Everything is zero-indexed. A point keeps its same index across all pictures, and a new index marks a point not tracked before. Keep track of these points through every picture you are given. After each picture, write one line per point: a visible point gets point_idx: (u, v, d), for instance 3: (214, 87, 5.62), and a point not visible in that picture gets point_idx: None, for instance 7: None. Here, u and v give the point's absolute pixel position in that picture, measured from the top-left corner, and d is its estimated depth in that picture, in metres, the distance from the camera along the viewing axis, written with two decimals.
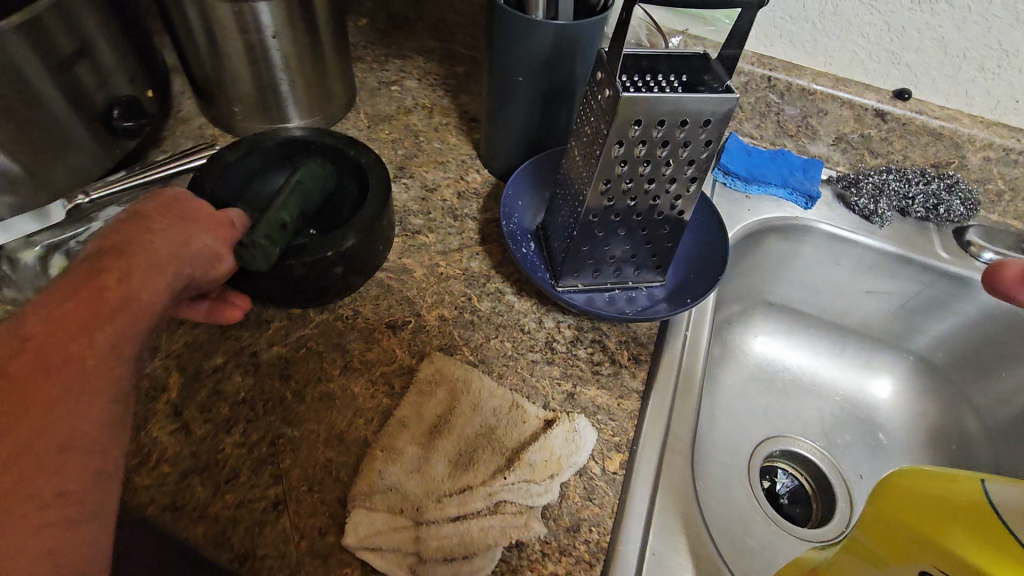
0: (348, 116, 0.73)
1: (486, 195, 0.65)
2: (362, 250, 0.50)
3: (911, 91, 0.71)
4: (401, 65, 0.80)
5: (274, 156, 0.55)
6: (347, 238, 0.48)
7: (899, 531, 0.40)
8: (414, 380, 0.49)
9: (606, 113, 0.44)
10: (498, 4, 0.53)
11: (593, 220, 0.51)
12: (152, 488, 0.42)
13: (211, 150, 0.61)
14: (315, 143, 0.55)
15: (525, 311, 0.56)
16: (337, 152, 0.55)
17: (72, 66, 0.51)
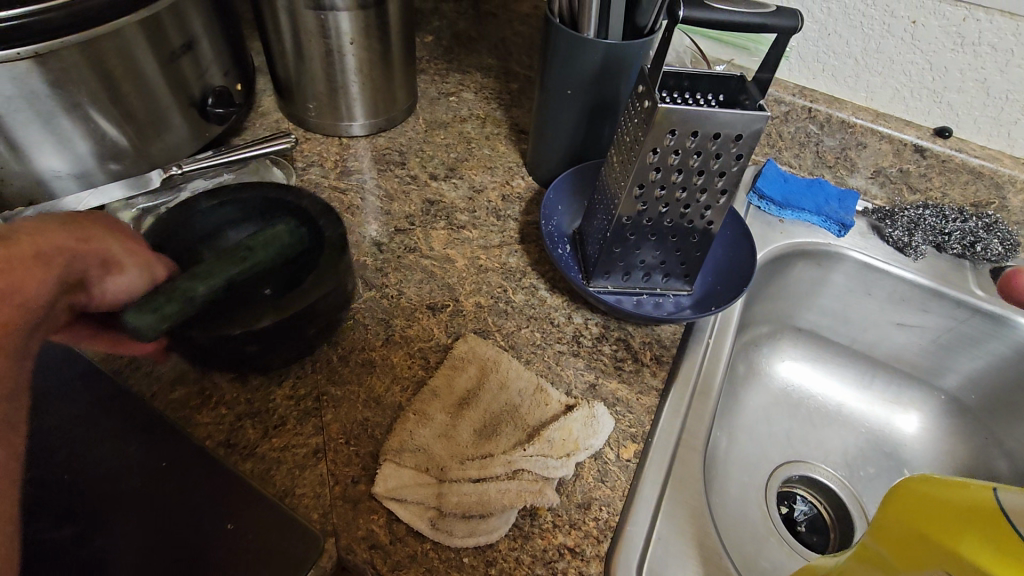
0: (408, 120, 0.79)
1: (529, 199, 0.70)
2: (281, 332, 0.46)
3: (951, 129, 0.72)
4: (461, 79, 0.86)
5: (253, 208, 0.54)
6: (263, 318, 0.45)
7: (911, 538, 0.36)
8: (448, 356, 0.53)
9: (644, 122, 0.48)
10: (554, 22, 0.58)
11: (626, 224, 0.55)
12: (210, 425, 0.47)
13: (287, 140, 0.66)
14: (294, 206, 0.53)
15: (556, 306, 0.60)
16: (308, 216, 0.53)
17: (178, 58, 0.59)
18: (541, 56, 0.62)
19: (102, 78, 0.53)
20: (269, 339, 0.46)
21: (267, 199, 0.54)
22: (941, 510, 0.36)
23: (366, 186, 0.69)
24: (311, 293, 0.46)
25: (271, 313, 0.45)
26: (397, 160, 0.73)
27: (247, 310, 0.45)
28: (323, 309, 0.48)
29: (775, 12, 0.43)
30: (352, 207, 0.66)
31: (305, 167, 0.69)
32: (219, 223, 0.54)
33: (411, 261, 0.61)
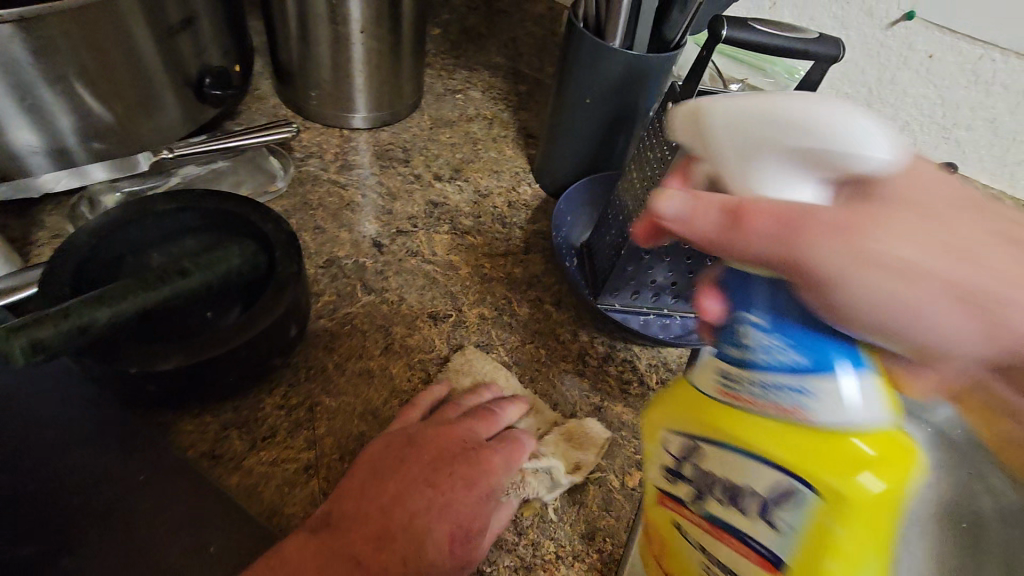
0: (413, 115, 0.76)
1: (536, 208, 0.68)
2: (196, 377, 0.40)
3: (957, 165, 0.72)
4: (468, 76, 0.83)
5: (214, 221, 0.48)
6: (169, 361, 0.38)
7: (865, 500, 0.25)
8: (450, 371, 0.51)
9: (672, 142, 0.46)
10: (577, 28, 0.56)
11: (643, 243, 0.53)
12: (193, 433, 0.43)
13: (287, 129, 0.63)
14: (255, 227, 0.46)
15: (562, 322, 0.58)
16: (266, 245, 0.46)
17: (175, 35, 0.55)
18: (561, 63, 0.60)
19: (91, 50, 0.49)
20: (171, 383, 0.39)
21: (224, 214, 0.47)
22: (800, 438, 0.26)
23: (368, 182, 0.65)
24: (235, 340, 0.40)
25: (182, 354, 0.39)
26: (400, 157, 0.69)
27: (148, 346, 0.39)
28: (250, 356, 0.42)
29: (815, 40, 0.41)
30: (351, 204, 0.63)
31: (303, 157, 0.66)
32: (175, 228, 0.47)
33: (413, 265, 0.58)
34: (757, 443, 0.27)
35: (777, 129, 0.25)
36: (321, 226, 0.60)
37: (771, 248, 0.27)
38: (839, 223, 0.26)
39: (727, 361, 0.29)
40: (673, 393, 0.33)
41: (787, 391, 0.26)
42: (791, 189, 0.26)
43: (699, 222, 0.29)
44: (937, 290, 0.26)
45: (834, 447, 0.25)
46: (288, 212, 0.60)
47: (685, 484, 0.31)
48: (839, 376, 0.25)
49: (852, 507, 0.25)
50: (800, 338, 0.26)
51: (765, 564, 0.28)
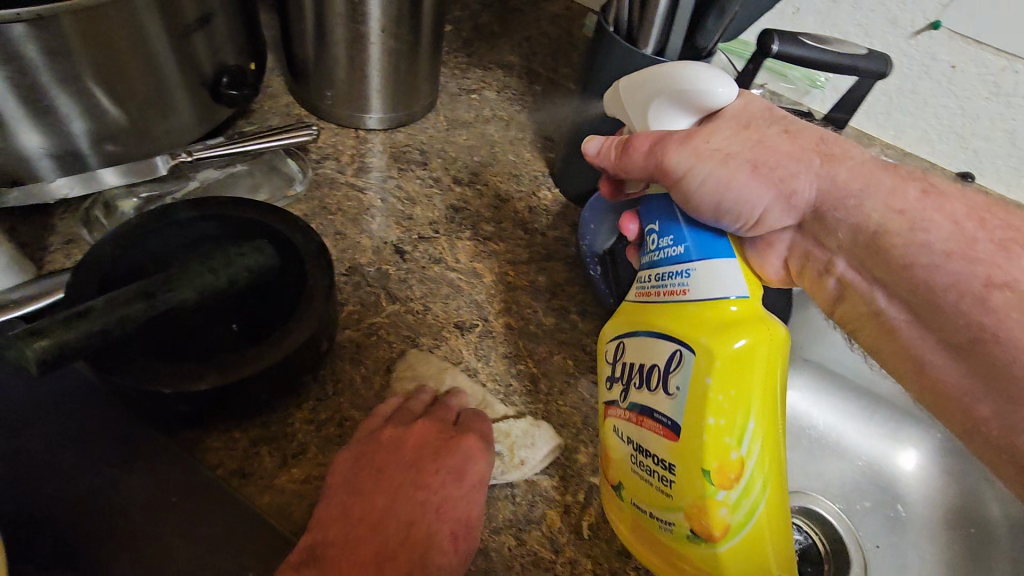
0: (429, 116, 0.74)
1: (557, 214, 0.67)
2: (230, 395, 0.39)
3: (974, 175, 0.72)
4: (483, 75, 0.81)
5: (238, 230, 0.46)
6: (202, 380, 0.37)
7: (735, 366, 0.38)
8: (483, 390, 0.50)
9: None
10: (608, 33, 0.55)
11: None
12: (222, 451, 0.42)
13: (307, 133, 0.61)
14: (282, 237, 0.45)
15: (588, 332, 0.57)
16: (294, 256, 0.44)
17: (192, 34, 0.52)
18: (588, 68, 0.59)
19: (106, 50, 0.46)
20: (203, 403, 0.38)
21: (250, 223, 0.45)
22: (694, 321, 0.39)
23: (386, 185, 0.64)
24: (268, 356, 0.39)
25: (215, 372, 0.38)
26: (418, 160, 0.68)
27: (180, 364, 0.37)
28: (283, 373, 0.41)
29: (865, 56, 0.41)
30: (371, 208, 0.61)
31: (319, 159, 0.64)
32: (199, 237, 0.46)
33: (436, 273, 0.57)
34: (662, 325, 0.40)
35: (659, 80, 0.42)
36: (342, 232, 0.58)
37: (643, 160, 0.43)
38: (683, 137, 0.41)
39: (644, 265, 0.44)
40: (620, 313, 0.45)
41: (676, 276, 0.41)
42: (674, 119, 0.43)
43: (607, 156, 0.46)
44: (738, 169, 0.41)
45: (712, 321, 0.39)
46: (307, 217, 0.58)
47: (620, 384, 0.43)
48: (710, 263, 0.40)
49: (718, 361, 0.38)
50: (685, 234, 0.41)
51: (668, 434, 0.39)
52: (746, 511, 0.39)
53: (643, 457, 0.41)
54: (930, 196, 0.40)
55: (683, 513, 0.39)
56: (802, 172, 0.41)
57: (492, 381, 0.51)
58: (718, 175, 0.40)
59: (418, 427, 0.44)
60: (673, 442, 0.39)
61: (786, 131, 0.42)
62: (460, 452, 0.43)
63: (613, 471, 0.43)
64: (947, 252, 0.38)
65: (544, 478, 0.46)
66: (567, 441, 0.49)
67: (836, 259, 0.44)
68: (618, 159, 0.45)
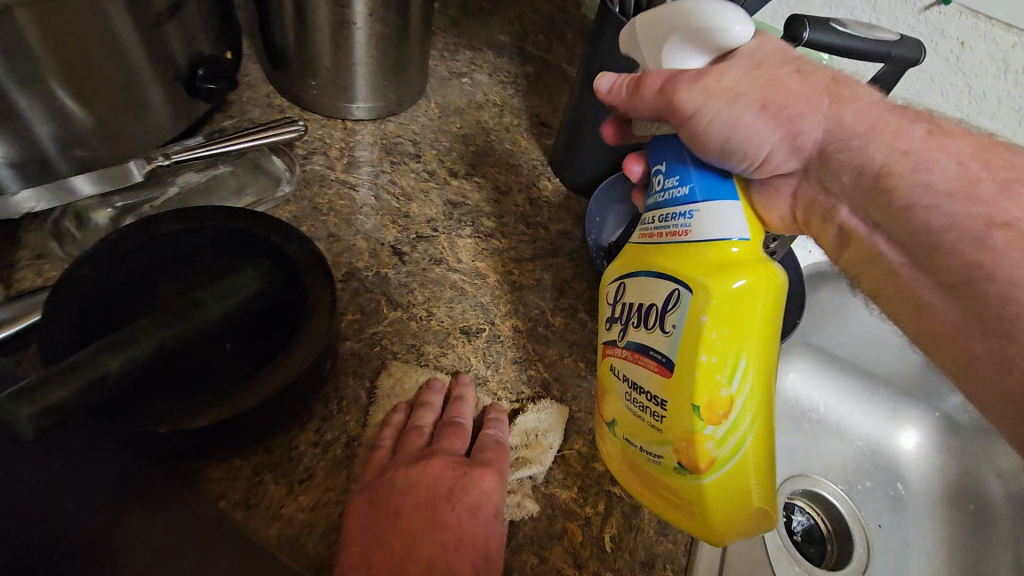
0: (419, 103, 0.70)
1: (559, 206, 0.64)
2: (234, 429, 0.36)
3: None
4: (473, 57, 0.77)
5: (229, 244, 0.43)
6: (200, 417, 0.35)
7: (735, 302, 0.35)
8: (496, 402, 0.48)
9: None
10: (614, 16, 0.51)
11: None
12: (224, 482, 0.39)
13: (294, 129, 0.57)
14: (277, 250, 0.42)
15: (597, 332, 0.55)
16: (292, 268, 0.41)
17: (163, 23, 0.48)
18: (592, 53, 0.55)
19: (70, 45, 0.42)
20: (203, 440, 0.36)
21: (241, 234, 0.42)
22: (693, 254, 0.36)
23: (379, 181, 0.60)
24: (269, 386, 0.36)
25: (214, 408, 0.35)
26: (410, 152, 0.64)
27: (175, 400, 0.35)
28: (288, 401, 0.38)
29: (889, 46, 0.40)
30: (365, 207, 0.58)
31: (306, 154, 0.60)
32: (185, 251, 0.42)
33: (439, 276, 0.54)
34: (660, 262, 0.37)
35: (668, 10, 0.35)
36: (335, 234, 0.55)
37: (652, 100, 0.37)
38: (696, 72, 0.36)
39: (649, 209, 0.40)
40: (622, 255, 0.42)
41: (679, 217, 0.37)
42: (687, 58, 0.36)
43: (612, 95, 0.40)
44: (746, 104, 0.36)
45: (710, 257, 0.35)
46: (298, 218, 0.55)
47: (618, 323, 0.40)
48: (715, 203, 0.36)
49: (714, 300, 0.34)
50: (692, 174, 0.37)
51: (661, 370, 0.37)
52: (734, 446, 0.36)
53: (637, 394, 0.39)
54: (934, 137, 0.37)
55: (671, 445, 0.37)
56: (810, 112, 0.37)
57: (503, 390, 0.49)
58: (729, 114, 0.35)
59: (428, 465, 0.41)
60: (665, 379, 0.37)
61: (797, 69, 0.37)
62: (476, 489, 0.40)
63: (608, 408, 0.42)
64: (948, 191, 0.35)
65: (563, 490, 0.45)
66: (583, 450, 0.47)
67: (840, 206, 0.42)
68: (625, 100, 0.39)
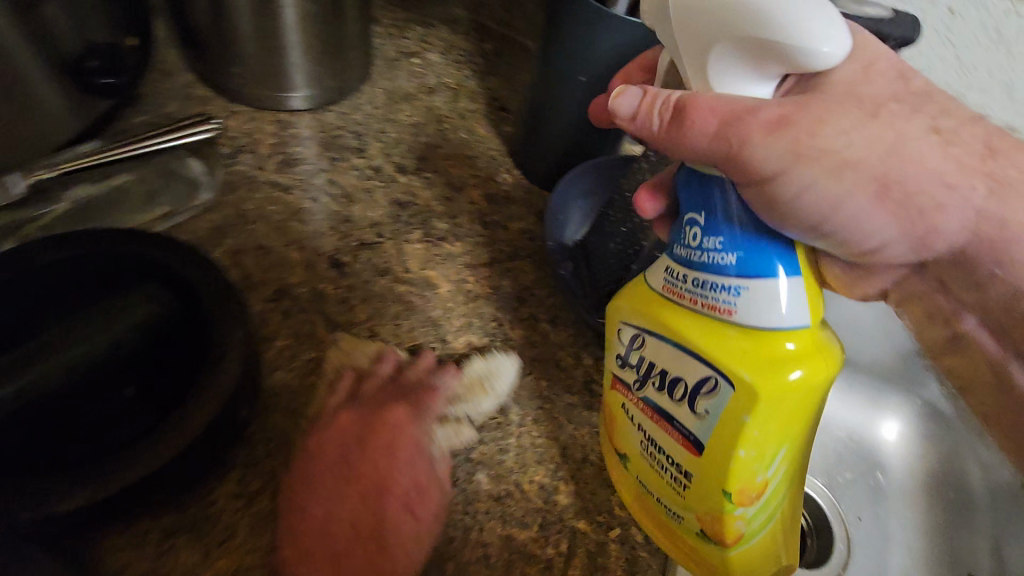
0: (362, 89, 0.63)
1: (520, 201, 0.59)
2: (125, 503, 0.32)
3: None
4: (423, 34, 0.70)
5: (121, 272, 0.38)
6: (75, 496, 0.30)
7: (784, 400, 0.31)
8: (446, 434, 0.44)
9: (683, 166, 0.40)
10: None
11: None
12: (129, 550, 0.35)
13: (206, 127, 0.53)
14: (179, 283, 0.37)
15: (561, 345, 0.50)
16: (194, 297, 0.37)
17: (40, 3, 0.41)
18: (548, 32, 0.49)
19: None
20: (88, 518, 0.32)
21: (137, 261, 0.37)
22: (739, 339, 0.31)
23: (317, 181, 0.54)
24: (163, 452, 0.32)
25: (93, 483, 0.31)
26: (352, 146, 0.58)
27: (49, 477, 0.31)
28: (190, 465, 0.34)
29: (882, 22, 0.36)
30: (299, 212, 0.51)
31: (232, 153, 0.53)
32: (70, 283, 0.37)
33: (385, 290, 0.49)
34: (691, 337, 0.32)
35: (729, 19, 0.28)
36: (264, 246, 0.49)
37: (702, 141, 0.31)
38: (766, 115, 0.30)
39: (676, 259, 0.34)
40: (632, 291, 0.36)
41: (720, 289, 0.31)
42: (740, 78, 0.30)
43: (642, 116, 0.33)
44: (857, 181, 0.31)
45: (757, 344, 0.31)
46: (221, 229, 0.49)
47: (633, 371, 0.36)
48: (771, 282, 0.30)
49: (762, 403, 0.30)
50: (738, 239, 0.31)
51: (688, 447, 0.34)
52: (762, 520, 0.35)
53: (654, 448, 0.36)
54: None
55: (693, 512, 0.35)
56: (954, 202, 0.33)
57: (456, 419, 0.45)
58: (818, 185, 0.31)
59: (353, 459, 0.40)
60: (691, 456, 0.34)
61: (933, 126, 0.32)
62: (407, 472, 0.40)
63: (619, 441, 0.39)
64: None
65: (520, 530, 0.41)
66: (544, 482, 0.43)
67: (965, 313, 0.39)
68: (658, 133, 0.33)
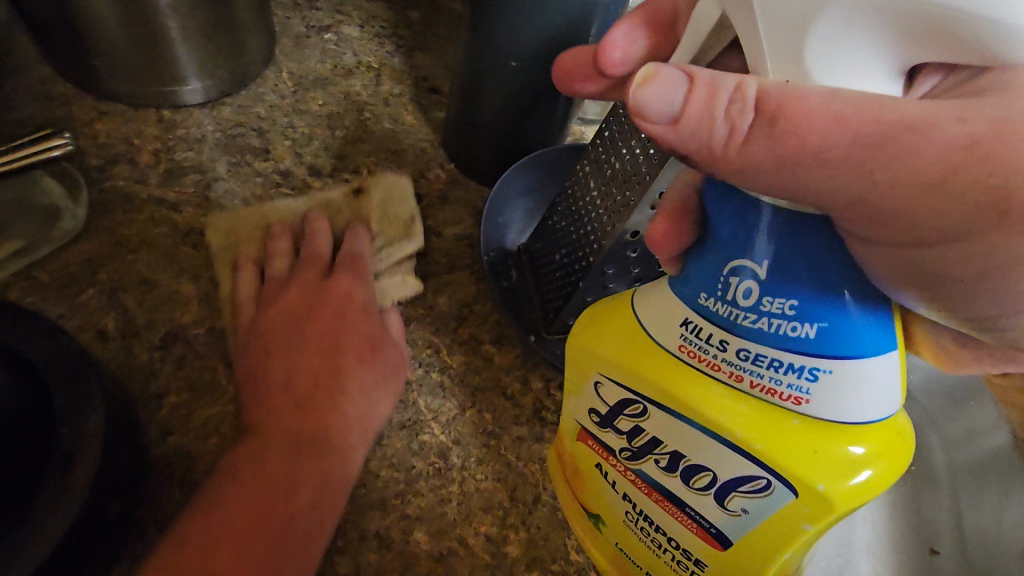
0: (266, 74, 0.54)
1: (455, 201, 0.52)
2: None
3: None
4: (337, 3, 0.60)
5: None
6: None
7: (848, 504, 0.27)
8: (380, 490, 0.39)
9: (630, 179, 0.35)
10: None
11: (579, 257, 0.41)
12: None
13: (63, 145, 0.42)
14: (22, 359, 0.30)
15: (507, 368, 0.45)
16: (27, 366, 0.30)
17: None
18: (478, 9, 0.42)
19: None
20: None
21: None
22: (805, 438, 0.26)
23: (213, 194, 0.46)
24: None
25: None
26: (256, 147, 0.49)
27: None
28: None
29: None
30: (192, 233, 0.44)
31: (104, 165, 0.46)
32: None
33: None
34: (738, 431, 0.27)
35: None
36: (149, 279, 0.41)
37: (802, 169, 0.22)
38: (925, 132, 0.20)
39: (700, 313, 0.27)
40: (637, 345, 0.30)
41: (790, 372, 0.26)
42: (866, 60, 0.20)
43: (686, 114, 0.23)
44: None
45: (820, 446, 0.26)
46: (94, 262, 0.41)
47: (631, 443, 0.32)
48: (857, 366, 0.25)
49: (830, 514, 0.27)
50: (821, 308, 0.25)
51: (709, 539, 0.31)
52: None
53: (647, 526, 0.34)
54: None
55: None
56: None
57: (388, 470, 0.39)
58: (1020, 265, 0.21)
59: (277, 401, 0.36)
60: (710, 547, 0.31)
61: None
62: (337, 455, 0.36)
63: (593, 504, 0.37)
64: None
65: None
66: (491, 533, 0.39)
67: None
68: (723, 149, 0.23)
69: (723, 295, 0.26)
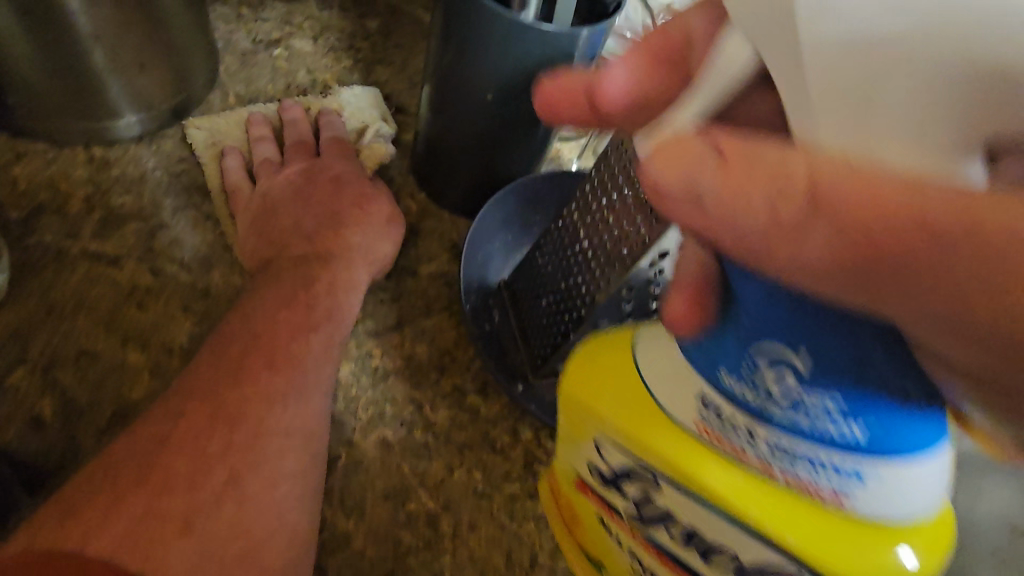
0: (211, 99, 0.49)
1: (429, 235, 0.48)
2: None
3: None
4: (286, 13, 0.55)
5: None
6: None
7: None
8: (367, 570, 0.36)
9: (618, 241, 0.33)
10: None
11: (569, 306, 0.38)
12: None
13: None
14: None
15: (494, 419, 0.42)
16: None
17: None
18: (448, 37, 0.38)
19: None
20: None
21: None
22: (833, 528, 0.24)
23: (158, 243, 0.41)
24: None
25: None
26: (204, 186, 0.45)
27: None
28: None
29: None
30: (136, 291, 0.39)
31: (26, 218, 0.40)
32: None
33: None
34: (754, 511, 0.25)
35: None
36: (91, 350, 0.37)
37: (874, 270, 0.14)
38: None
39: (722, 395, 0.24)
40: (642, 409, 0.27)
41: (829, 469, 0.23)
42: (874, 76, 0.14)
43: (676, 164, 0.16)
44: None
45: (855, 541, 0.24)
46: (22, 335, 0.36)
47: (633, 503, 0.30)
48: (902, 463, 0.22)
49: None
50: (869, 408, 0.21)
51: None
52: None
53: None
54: None
55: None
56: None
57: (374, 546, 0.37)
58: None
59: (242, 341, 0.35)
60: None
61: None
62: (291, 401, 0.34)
63: (597, 545, 0.35)
64: None
65: None
66: None
67: None
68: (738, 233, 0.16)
69: (749, 380, 0.23)
